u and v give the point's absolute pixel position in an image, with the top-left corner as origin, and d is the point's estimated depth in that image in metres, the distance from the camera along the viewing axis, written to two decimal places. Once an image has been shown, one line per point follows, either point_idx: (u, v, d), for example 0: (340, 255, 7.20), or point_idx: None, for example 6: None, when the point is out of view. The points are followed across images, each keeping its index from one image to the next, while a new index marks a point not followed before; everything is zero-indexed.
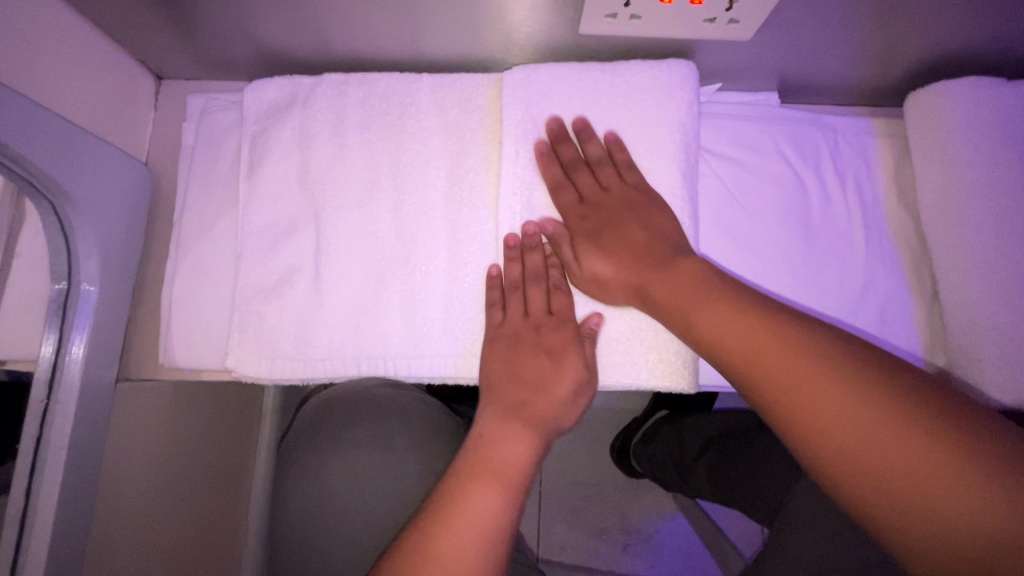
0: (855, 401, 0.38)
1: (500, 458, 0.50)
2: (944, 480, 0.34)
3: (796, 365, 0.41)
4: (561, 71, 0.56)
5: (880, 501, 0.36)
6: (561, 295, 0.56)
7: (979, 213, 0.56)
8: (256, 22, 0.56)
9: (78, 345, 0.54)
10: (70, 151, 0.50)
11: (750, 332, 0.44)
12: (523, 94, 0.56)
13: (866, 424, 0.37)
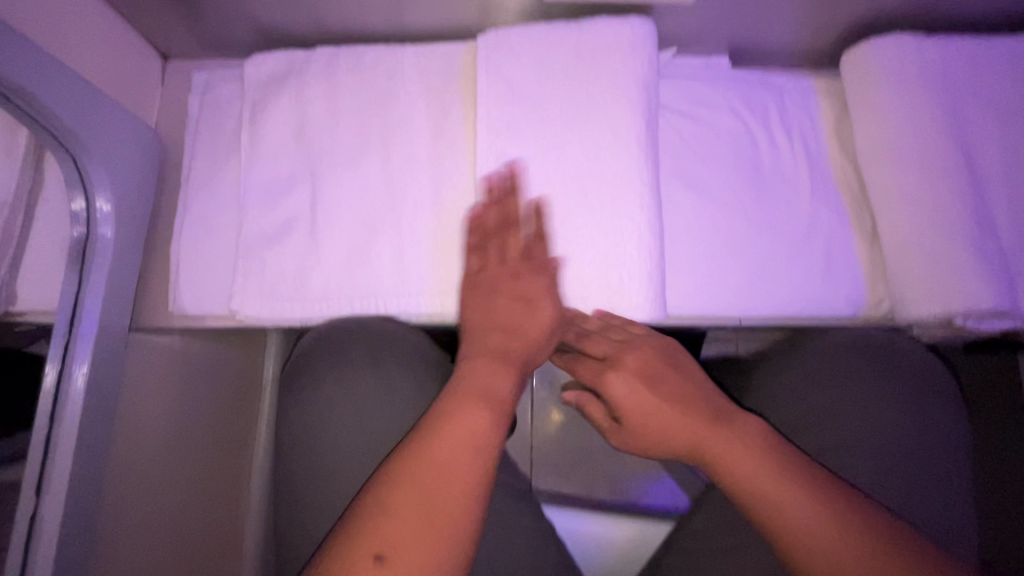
0: (763, 468, 0.50)
1: (489, 389, 0.53)
2: (804, 504, 0.47)
3: (713, 434, 0.53)
4: (527, 33, 0.63)
5: (760, 505, 0.48)
6: (539, 242, 0.61)
7: (905, 152, 0.62)
8: (255, 1, 0.63)
9: (95, 287, 0.59)
10: (89, 111, 0.56)
11: (683, 409, 0.56)
12: (494, 55, 0.63)
13: (741, 457, 0.50)
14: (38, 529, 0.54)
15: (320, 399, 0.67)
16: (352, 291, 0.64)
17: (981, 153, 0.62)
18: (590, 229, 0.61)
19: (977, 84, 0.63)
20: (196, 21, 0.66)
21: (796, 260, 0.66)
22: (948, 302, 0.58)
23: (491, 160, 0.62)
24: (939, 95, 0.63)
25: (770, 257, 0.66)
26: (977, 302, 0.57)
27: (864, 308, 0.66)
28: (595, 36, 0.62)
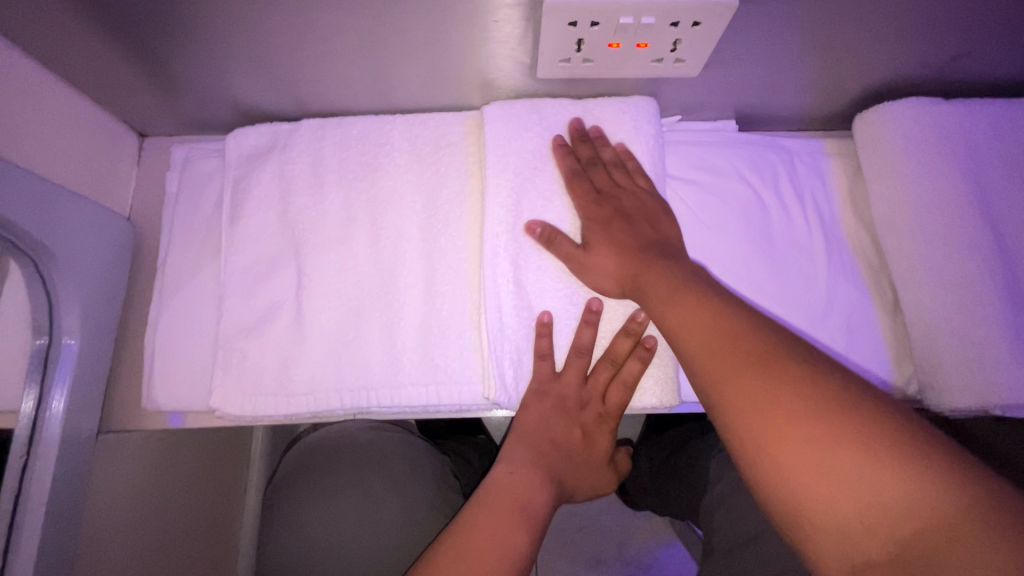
0: (791, 400, 0.38)
1: (521, 495, 0.56)
2: (872, 464, 0.34)
3: (753, 378, 0.40)
4: (538, 109, 0.60)
5: (802, 466, 0.36)
6: (605, 368, 0.60)
7: (927, 224, 0.58)
8: (233, 82, 0.60)
9: (58, 402, 0.54)
10: (50, 211, 0.52)
11: (719, 341, 0.44)
12: (502, 128, 0.59)
13: (771, 403, 0.39)
14: None
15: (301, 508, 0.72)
16: (345, 386, 0.58)
17: (1010, 226, 0.58)
18: (594, 316, 0.57)
19: (1000, 152, 0.60)
20: (172, 100, 0.63)
21: (817, 337, 0.62)
22: (985, 393, 0.54)
23: (487, 242, 0.58)
24: (960, 164, 0.59)
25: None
26: (1018, 394, 0.53)
27: (890, 389, 0.62)
28: (602, 113, 0.61)
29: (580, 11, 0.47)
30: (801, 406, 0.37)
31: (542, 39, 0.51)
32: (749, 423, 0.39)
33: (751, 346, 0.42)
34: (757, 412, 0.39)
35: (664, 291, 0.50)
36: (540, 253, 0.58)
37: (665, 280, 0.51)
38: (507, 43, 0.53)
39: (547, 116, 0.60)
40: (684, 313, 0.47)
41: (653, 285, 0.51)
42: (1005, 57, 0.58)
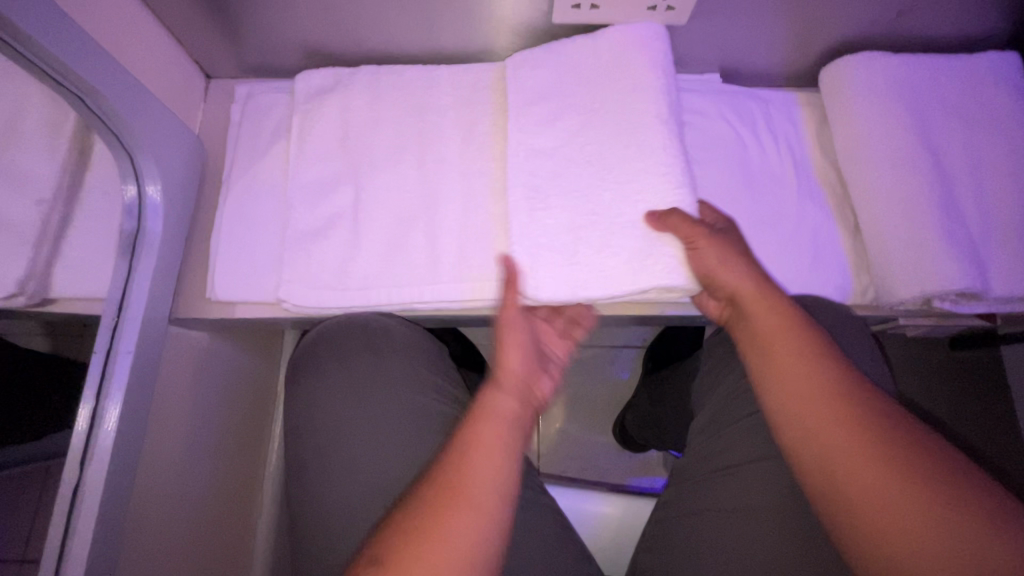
0: (860, 441, 0.46)
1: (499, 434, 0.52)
2: (915, 503, 0.42)
3: (828, 420, 0.48)
4: (562, 43, 0.68)
5: (858, 487, 0.45)
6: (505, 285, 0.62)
7: (880, 152, 0.69)
8: (295, 25, 0.71)
9: (142, 280, 0.64)
10: (147, 116, 0.62)
11: (809, 383, 0.51)
12: (526, 69, 0.69)
13: (842, 438, 0.47)
14: (79, 501, 0.57)
15: (324, 384, 0.70)
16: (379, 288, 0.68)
17: (950, 155, 0.69)
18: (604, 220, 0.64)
19: (942, 95, 0.71)
20: (241, 42, 0.74)
21: (788, 251, 0.72)
22: (926, 284, 0.64)
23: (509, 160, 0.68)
24: (908, 105, 0.70)
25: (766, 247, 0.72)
26: (955, 284, 0.63)
27: (851, 295, 0.72)
28: (615, 44, 0.66)
29: None
30: (873, 450, 0.45)
31: None
32: (824, 447, 0.48)
33: (848, 398, 0.49)
34: (832, 445, 0.47)
35: (784, 342, 0.54)
36: (557, 165, 0.66)
37: (783, 339, 0.54)
38: None
39: (553, 52, 0.68)
40: (789, 367, 0.53)
41: (760, 312, 0.57)
42: (942, 14, 0.69)
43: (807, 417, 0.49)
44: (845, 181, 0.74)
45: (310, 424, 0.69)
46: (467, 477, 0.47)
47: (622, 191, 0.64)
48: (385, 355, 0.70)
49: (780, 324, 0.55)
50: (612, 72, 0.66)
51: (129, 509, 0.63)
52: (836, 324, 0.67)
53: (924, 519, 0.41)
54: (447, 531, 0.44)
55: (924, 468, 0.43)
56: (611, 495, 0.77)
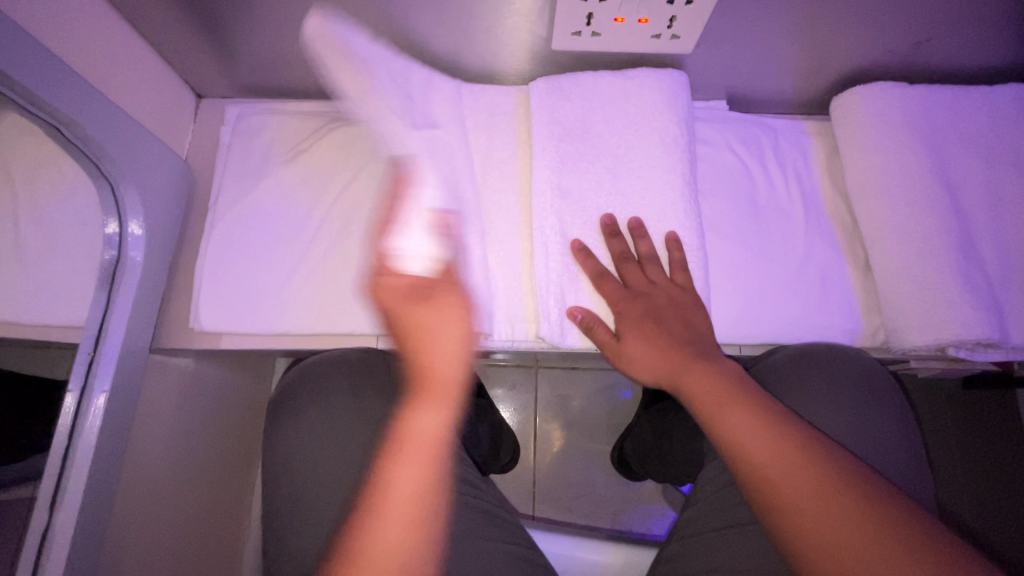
0: (827, 508, 0.40)
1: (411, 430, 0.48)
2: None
3: (790, 480, 0.42)
4: (582, 80, 0.66)
5: (834, 570, 0.38)
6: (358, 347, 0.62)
7: (893, 189, 0.66)
8: (286, 48, 0.69)
9: (121, 310, 0.61)
10: (129, 141, 0.60)
11: (762, 437, 0.45)
12: (547, 99, 0.66)
13: (807, 507, 0.41)
14: (48, 543, 0.54)
15: (303, 435, 0.67)
16: None
17: (968, 194, 0.65)
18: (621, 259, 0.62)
19: (960, 129, 0.68)
20: (232, 63, 0.72)
21: (794, 289, 0.69)
22: (941, 332, 0.60)
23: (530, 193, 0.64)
24: (924, 139, 0.67)
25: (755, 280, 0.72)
26: (971, 332, 0.59)
27: (861, 337, 0.69)
28: (641, 84, 0.65)
29: None
30: (806, 476, 0.42)
31: (558, 12, 0.59)
32: (747, 457, 0.45)
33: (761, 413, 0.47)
34: (752, 454, 0.44)
35: (699, 374, 0.51)
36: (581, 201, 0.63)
37: (704, 376, 0.51)
38: (527, 15, 0.62)
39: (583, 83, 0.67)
40: (704, 386, 0.50)
41: (636, 347, 0.56)
42: (964, 44, 0.66)
43: (729, 427, 0.47)
44: (857, 218, 0.71)
45: (290, 475, 0.65)
46: (388, 494, 0.45)
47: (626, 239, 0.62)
48: (370, 403, 0.69)
49: (683, 361, 0.52)
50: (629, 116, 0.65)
51: (104, 548, 0.61)
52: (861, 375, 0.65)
53: (837, 527, 0.40)
54: (375, 562, 0.41)
55: (826, 471, 0.42)
56: (611, 542, 0.72)
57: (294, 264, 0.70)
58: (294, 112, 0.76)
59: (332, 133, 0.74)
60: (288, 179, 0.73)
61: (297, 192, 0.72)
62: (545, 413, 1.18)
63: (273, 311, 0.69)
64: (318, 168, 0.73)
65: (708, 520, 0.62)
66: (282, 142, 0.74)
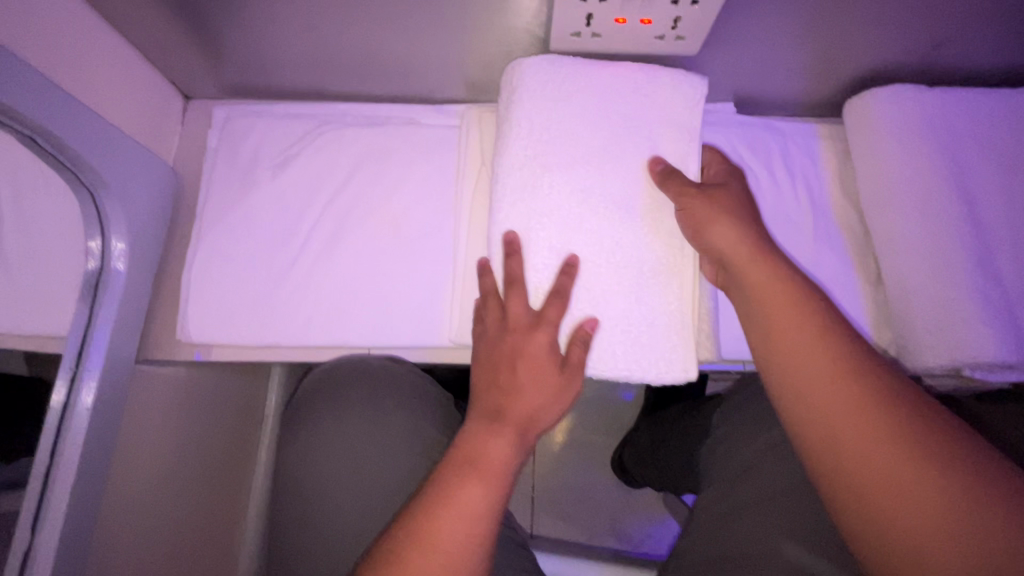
0: (880, 438, 0.40)
1: (484, 455, 0.50)
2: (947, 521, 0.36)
3: (841, 416, 0.42)
4: (589, 72, 0.60)
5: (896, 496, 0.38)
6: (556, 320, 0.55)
7: (908, 199, 0.62)
8: (273, 50, 0.66)
9: (104, 323, 0.60)
10: (109, 148, 0.58)
11: (833, 374, 0.44)
12: (551, 88, 0.59)
13: (849, 424, 0.42)
14: (30, 567, 0.53)
15: (320, 441, 0.66)
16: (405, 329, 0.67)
17: (987, 205, 0.62)
18: (631, 270, 0.58)
19: (980, 136, 0.64)
20: (218, 64, 0.69)
21: None
22: (955, 351, 0.58)
23: (532, 198, 0.57)
24: (942, 146, 0.63)
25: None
26: (986, 352, 0.57)
27: None
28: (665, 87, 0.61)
29: None
30: (888, 450, 0.39)
31: (555, 13, 0.56)
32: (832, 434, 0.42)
33: (865, 391, 0.42)
34: (850, 442, 0.41)
35: (798, 338, 0.47)
36: (588, 206, 0.58)
37: (815, 352, 0.46)
38: (523, 15, 0.59)
39: (565, 72, 0.59)
40: (798, 345, 0.47)
41: (484, 362, 0.55)
42: (986, 46, 0.62)
43: (817, 401, 0.44)
44: (869, 228, 0.67)
45: (303, 480, 0.65)
46: (473, 462, 0.49)
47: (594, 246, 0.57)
48: (386, 410, 0.67)
49: (524, 340, 0.54)
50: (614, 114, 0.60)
51: (89, 567, 0.59)
52: None
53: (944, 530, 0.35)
54: (425, 553, 0.44)
55: (951, 476, 0.37)
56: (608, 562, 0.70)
57: (283, 274, 0.68)
58: (283, 115, 0.74)
59: (322, 138, 0.72)
60: (276, 186, 0.71)
61: (286, 199, 0.70)
62: None
63: (262, 323, 0.67)
64: (308, 174, 0.71)
65: (705, 547, 0.57)
66: (271, 146, 0.72)
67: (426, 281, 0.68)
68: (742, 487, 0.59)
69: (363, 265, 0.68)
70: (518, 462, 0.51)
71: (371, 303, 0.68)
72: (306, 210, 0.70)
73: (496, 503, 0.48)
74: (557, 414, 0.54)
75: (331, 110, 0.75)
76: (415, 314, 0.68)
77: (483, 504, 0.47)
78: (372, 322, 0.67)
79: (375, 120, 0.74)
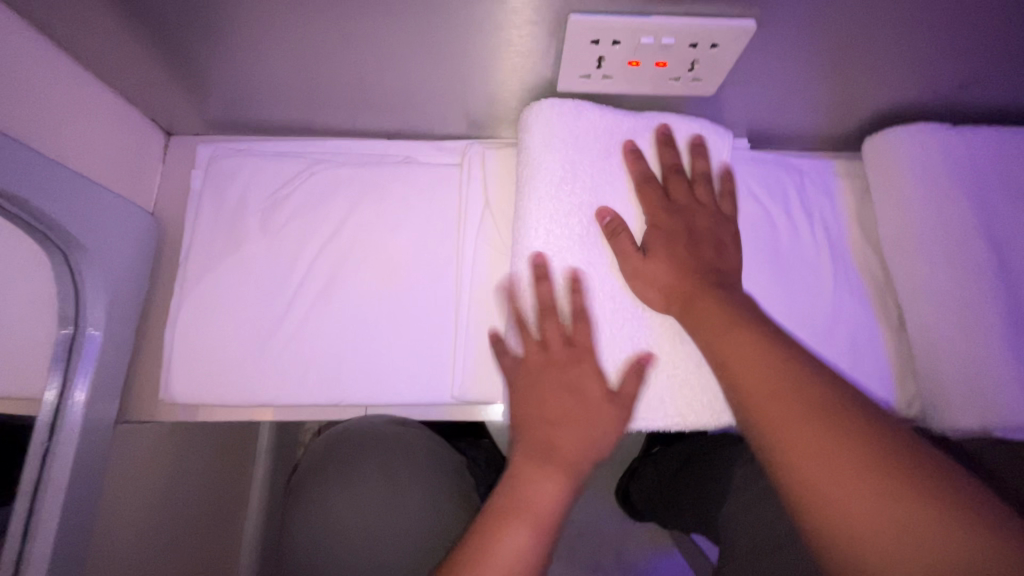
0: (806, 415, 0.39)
1: (529, 501, 0.46)
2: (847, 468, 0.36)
3: (770, 386, 0.41)
4: (601, 118, 0.58)
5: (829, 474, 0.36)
6: (583, 324, 0.53)
7: (934, 247, 0.59)
8: (259, 87, 0.62)
9: (80, 389, 0.55)
10: (80, 202, 0.53)
11: (757, 363, 0.43)
12: (564, 129, 0.56)
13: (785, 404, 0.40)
14: None
15: (323, 524, 0.59)
16: (408, 383, 0.63)
17: (1017, 252, 0.59)
18: (647, 327, 0.55)
19: (1006, 179, 0.61)
20: (200, 101, 0.65)
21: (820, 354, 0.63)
22: (986, 412, 0.55)
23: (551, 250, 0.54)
24: (968, 190, 0.60)
25: None
26: (1019, 413, 0.54)
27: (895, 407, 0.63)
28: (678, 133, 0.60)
29: (602, 30, 0.49)
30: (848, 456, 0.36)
31: (565, 55, 0.53)
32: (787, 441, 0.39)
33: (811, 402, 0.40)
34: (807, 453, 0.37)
35: (735, 343, 0.45)
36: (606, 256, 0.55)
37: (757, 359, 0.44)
38: (527, 56, 0.55)
39: (583, 118, 0.57)
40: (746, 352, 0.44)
41: (523, 399, 0.51)
42: (1014, 84, 0.59)
43: (770, 419, 0.40)
44: (891, 272, 0.64)
45: (306, 571, 0.57)
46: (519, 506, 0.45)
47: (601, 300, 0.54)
48: (402, 485, 0.61)
49: (572, 371, 0.51)
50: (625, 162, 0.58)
51: None
52: None
53: (877, 518, 0.34)
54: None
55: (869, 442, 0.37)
56: None
57: (275, 326, 0.64)
58: (271, 154, 0.70)
59: (314, 179, 0.68)
60: (266, 231, 0.66)
61: (277, 245, 0.66)
62: None
63: (252, 379, 0.63)
64: (299, 217, 0.67)
65: None
66: (259, 188, 0.68)
67: (428, 333, 0.64)
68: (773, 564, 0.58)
69: (359, 316, 0.65)
70: (565, 509, 0.46)
71: (369, 356, 0.64)
72: (298, 257, 0.66)
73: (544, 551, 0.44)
74: (600, 449, 0.50)
75: (323, 146, 0.71)
76: (415, 368, 0.64)
77: (532, 552, 0.43)
78: (370, 378, 0.63)
79: (369, 158, 0.70)
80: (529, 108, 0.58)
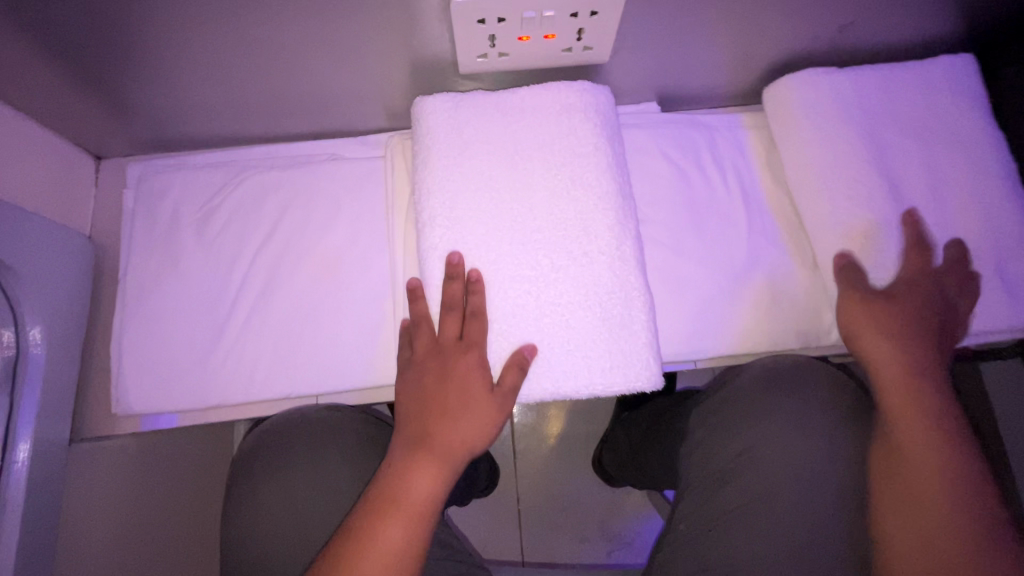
0: (945, 502, 0.51)
1: (405, 493, 0.51)
2: (948, 536, 0.50)
3: (939, 475, 0.52)
4: (441, 107, 0.58)
5: (952, 544, 0.50)
6: (453, 285, 0.54)
7: (830, 183, 0.63)
8: (177, 104, 0.64)
9: (28, 412, 0.57)
10: (8, 230, 0.55)
11: (932, 463, 0.52)
12: (439, 120, 0.58)
13: (940, 478, 0.52)
14: None
15: (274, 512, 0.61)
16: (351, 367, 0.66)
17: (907, 181, 0.63)
18: (518, 283, 0.55)
19: (895, 114, 0.65)
20: (123, 124, 0.66)
21: (740, 297, 0.67)
22: None
23: (451, 242, 0.55)
24: (858, 127, 0.63)
25: (685, 282, 0.67)
26: None
27: (814, 338, 0.67)
28: (543, 113, 0.58)
29: (484, 9, 0.51)
30: (957, 511, 0.51)
31: (456, 38, 0.55)
32: (914, 456, 0.53)
33: (957, 467, 0.52)
34: (931, 497, 0.52)
35: (913, 400, 0.54)
36: (496, 229, 0.56)
37: (917, 423, 0.54)
38: (425, 42, 0.57)
39: (463, 106, 0.58)
40: (923, 450, 0.53)
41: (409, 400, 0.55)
42: (888, 22, 0.62)
43: (919, 483, 0.53)
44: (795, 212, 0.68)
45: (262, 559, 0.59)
46: (401, 494, 0.51)
47: (523, 297, 0.55)
48: (339, 463, 0.63)
49: (428, 351, 0.55)
50: (584, 174, 0.56)
51: None
52: (828, 397, 0.62)
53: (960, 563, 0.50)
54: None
55: (964, 513, 0.51)
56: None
57: (218, 332, 0.66)
58: (200, 166, 0.72)
59: (243, 186, 0.70)
60: (202, 240, 0.69)
61: (214, 253, 0.68)
62: (522, 429, 1.16)
63: (199, 386, 0.65)
64: (234, 225, 0.69)
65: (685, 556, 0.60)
66: (192, 201, 0.70)
67: (366, 322, 0.67)
68: (721, 499, 0.60)
69: (297, 312, 0.67)
70: (443, 495, 0.52)
71: (312, 349, 0.66)
72: (236, 263, 0.68)
73: (419, 539, 0.50)
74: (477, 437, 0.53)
75: (251, 153, 0.73)
76: (356, 356, 0.66)
77: (409, 539, 0.50)
78: (316, 370, 0.65)
79: (299, 160, 0.72)
80: (417, 101, 0.60)
